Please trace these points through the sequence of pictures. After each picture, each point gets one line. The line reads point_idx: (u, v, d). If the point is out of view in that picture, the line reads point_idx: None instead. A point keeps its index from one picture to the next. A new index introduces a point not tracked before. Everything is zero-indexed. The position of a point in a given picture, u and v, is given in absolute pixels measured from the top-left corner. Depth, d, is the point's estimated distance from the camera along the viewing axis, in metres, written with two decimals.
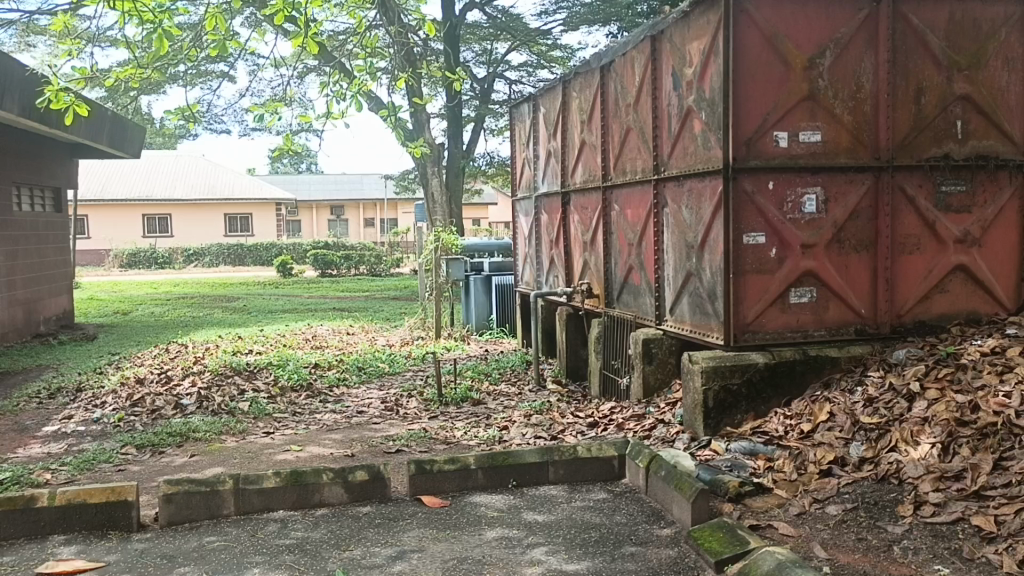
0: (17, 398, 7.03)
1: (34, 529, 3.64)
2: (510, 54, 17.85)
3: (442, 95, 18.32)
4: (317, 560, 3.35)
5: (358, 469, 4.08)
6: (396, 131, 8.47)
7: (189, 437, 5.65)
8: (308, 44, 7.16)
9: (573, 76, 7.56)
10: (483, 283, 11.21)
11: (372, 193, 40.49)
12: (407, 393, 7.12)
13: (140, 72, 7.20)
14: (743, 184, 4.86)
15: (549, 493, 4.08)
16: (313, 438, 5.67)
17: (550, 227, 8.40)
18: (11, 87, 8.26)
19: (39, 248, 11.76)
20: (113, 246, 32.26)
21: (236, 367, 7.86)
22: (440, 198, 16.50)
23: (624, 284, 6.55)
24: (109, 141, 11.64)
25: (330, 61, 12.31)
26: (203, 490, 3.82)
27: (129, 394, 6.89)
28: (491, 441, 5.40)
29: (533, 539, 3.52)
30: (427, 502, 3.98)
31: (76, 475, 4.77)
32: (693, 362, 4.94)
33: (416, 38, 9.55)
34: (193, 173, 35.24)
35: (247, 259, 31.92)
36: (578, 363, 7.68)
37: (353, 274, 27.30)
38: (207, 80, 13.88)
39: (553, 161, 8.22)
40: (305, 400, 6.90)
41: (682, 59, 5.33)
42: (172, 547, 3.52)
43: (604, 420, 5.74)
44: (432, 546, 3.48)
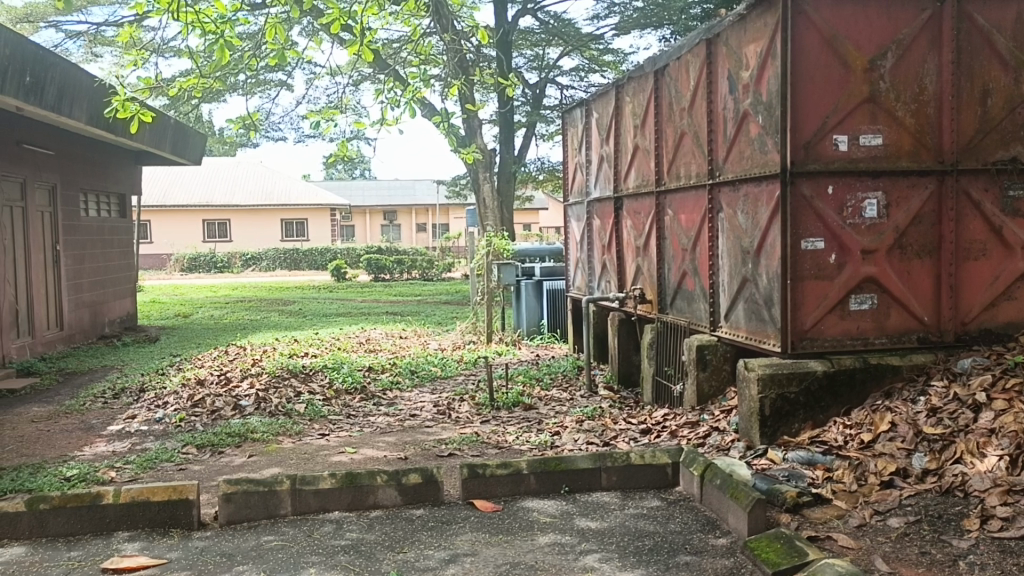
0: (84, 398, 7.26)
1: (101, 525, 3.76)
2: (562, 59, 17.86)
3: (494, 100, 18.41)
4: (372, 561, 3.39)
5: (411, 471, 4.12)
6: (449, 137, 8.53)
7: (248, 437, 5.76)
8: (364, 51, 7.26)
9: (626, 80, 7.52)
10: (534, 288, 11.23)
11: (425, 198, 40.86)
12: (459, 397, 7.15)
13: (202, 82, 7.39)
14: (801, 189, 4.78)
15: (602, 500, 4.06)
16: (367, 440, 5.75)
17: (602, 232, 8.37)
18: (81, 96, 8.56)
19: (105, 252, 12.13)
20: (174, 250, 33.17)
21: (293, 369, 8.01)
22: (492, 204, 16.55)
23: (678, 290, 6.49)
24: (171, 148, 11.96)
25: (385, 68, 12.47)
26: (261, 489, 3.91)
27: (190, 395, 7.08)
28: (543, 447, 5.39)
29: (586, 546, 3.50)
30: (480, 506, 3.99)
31: (140, 473, 4.90)
32: (749, 369, 4.86)
33: (469, 45, 9.62)
34: (252, 179, 36.00)
35: (302, 263, 32.45)
36: (630, 368, 7.62)
37: (405, 279, 27.53)
38: (265, 88, 14.20)
39: (605, 166, 8.19)
40: (359, 403, 7.00)
41: (738, 62, 5.27)
42: (230, 546, 3.59)
43: (657, 427, 5.69)
44: (485, 550, 3.49)
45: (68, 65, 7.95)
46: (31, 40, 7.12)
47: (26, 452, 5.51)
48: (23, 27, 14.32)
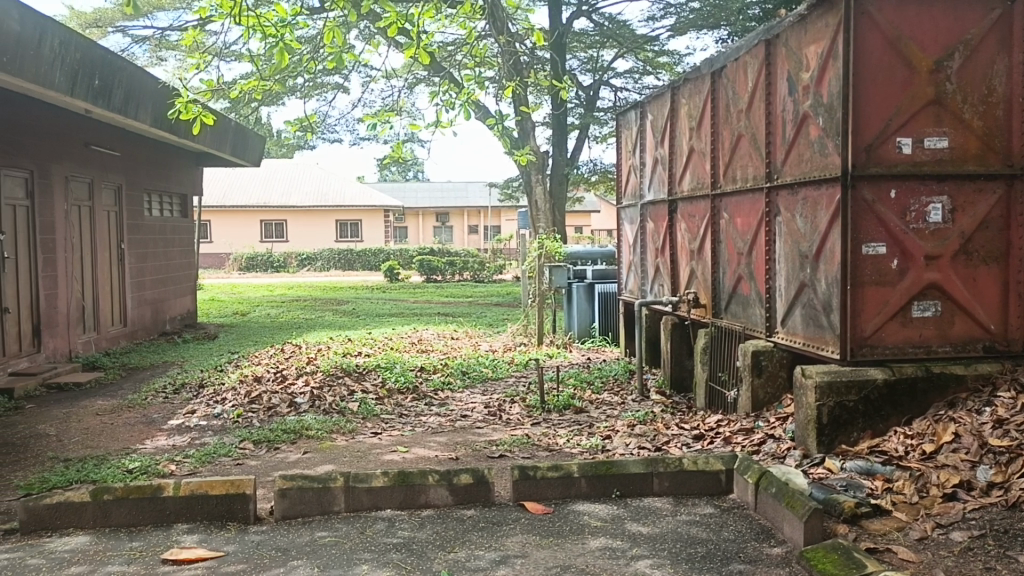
0: (146, 392, 7.47)
1: (161, 517, 3.86)
2: (617, 61, 17.79)
3: (548, 102, 18.42)
4: (423, 560, 3.41)
5: (463, 472, 4.14)
6: (503, 139, 8.55)
7: (302, 434, 5.86)
8: (420, 54, 7.32)
9: (683, 82, 7.45)
10: (586, 290, 11.21)
11: (477, 200, 41.06)
12: (510, 398, 7.16)
13: (262, 85, 7.54)
14: (862, 193, 4.67)
15: (654, 505, 4.02)
16: (419, 440, 5.80)
17: (656, 235, 8.30)
18: (146, 99, 8.81)
19: (167, 251, 12.46)
20: (232, 250, 33.93)
21: (347, 368, 8.11)
22: (544, 206, 16.54)
23: (733, 295, 6.40)
24: (231, 150, 12.22)
25: (440, 71, 12.56)
26: (315, 485, 3.97)
27: (247, 391, 7.23)
28: (594, 450, 5.37)
29: (638, 551, 3.47)
30: (531, 508, 3.99)
31: (198, 467, 5.01)
32: (806, 376, 4.77)
33: (523, 47, 9.62)
34: (308, 180, 36.58)
35: (356, 264, 32.88)
36: (682, 373, 7.53)
37: (457, 280, 27.67)
38: (322, 91, 14.41)
39: (660, 169, 8.12)
40: (411, 402, 7.06)
41: (798, 63, 5.18)
42: (285, 541, 3.65)
43: (711, 433, 5.62)
44: (535, 552, 3.49)
45: (134, 69, 8.18)
46: (101, 45, 7.36)
47: (91, 444, 5.69)
48: (93, 31, 14.79)
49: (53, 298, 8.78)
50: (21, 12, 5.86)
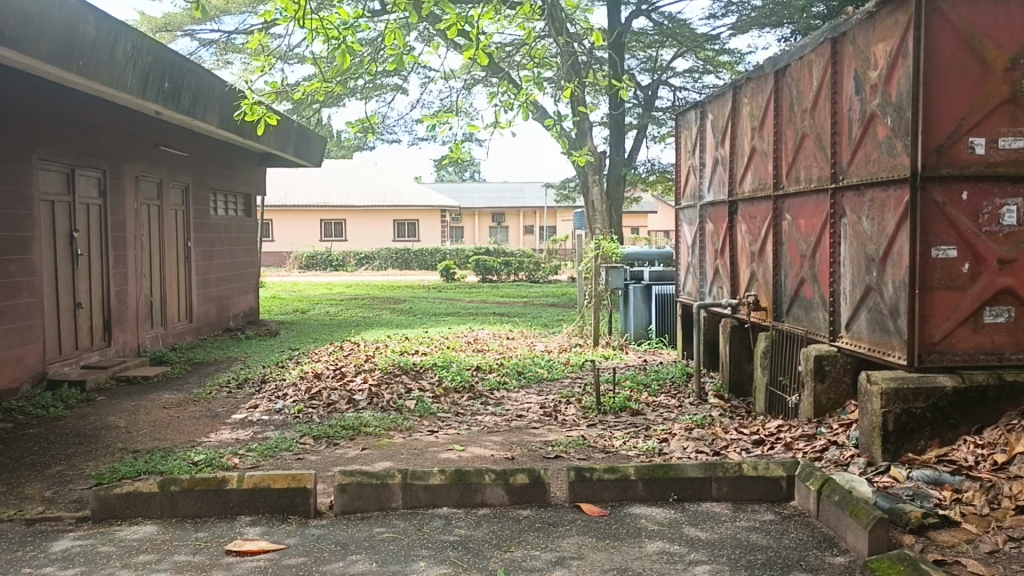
0: (210, 387, 7.67)
1: (225, 509, 3.96)
2: (676, 60, 17.63)
3: (605, 102, 18.34)
4: (479, 559, 3.43)
5: (519, 472, 4.14)
6: (561, 140, 8.54)
7: (361, 430, 5.95)
8: (479, 55, 7.35)
9: (745, 81, 7.34)
10: (642, 292, 11.05)
11: (533, 200, 41.09)
12: (566, 399, 7.15)
13: (325, 87, 7.66)
14: (932, 194, 4.53)
15: (712, 510, 3.97)
16: (475, 439, 5.83)
17: (715, 236, 8.18)
18: (213, 101, 9.04)
19: (231, 249, 12.76)
20: (293, 248, 34.59)
21: (404, 366, 8.21)
22: (601, 206, 16.46)
23: (795, 297, 6.28)
24: (294, 150, 12.46)
25: (498, 71, 12.59)
26: (374, 482, 4.02)
27: (307, 387, 7.36)
28: (651, 453, 5.32)
29: (696, 556, 3.43)
30: (587, 510, 3.98)
31: (260, 461, 5.13)
32: (871, 383, 4.65)
33: (582, 46, 9.60)
34: (367, 179, 37.08)
35: (413, 263, 33.19)
36: (741, 377, 7.41)
37: (512, 280, 27.73)
38: (382, 92, 14.60)
39: (720, 169, 8.02)
40: (467, 401, 7.10)
41: (866, 62, 5.05)
42: (344, 535, 3.71)
43: (771, 439, 5.52)
44: (591, 554, 3.47)
45: (202, 72, 8.40)
46: (171, 49, 7.58)
47: (159, 436, 5.86)
48: (163, 35, 15.24)
49: (123, 293, 9.08)
50: (97, 17, 6.06)
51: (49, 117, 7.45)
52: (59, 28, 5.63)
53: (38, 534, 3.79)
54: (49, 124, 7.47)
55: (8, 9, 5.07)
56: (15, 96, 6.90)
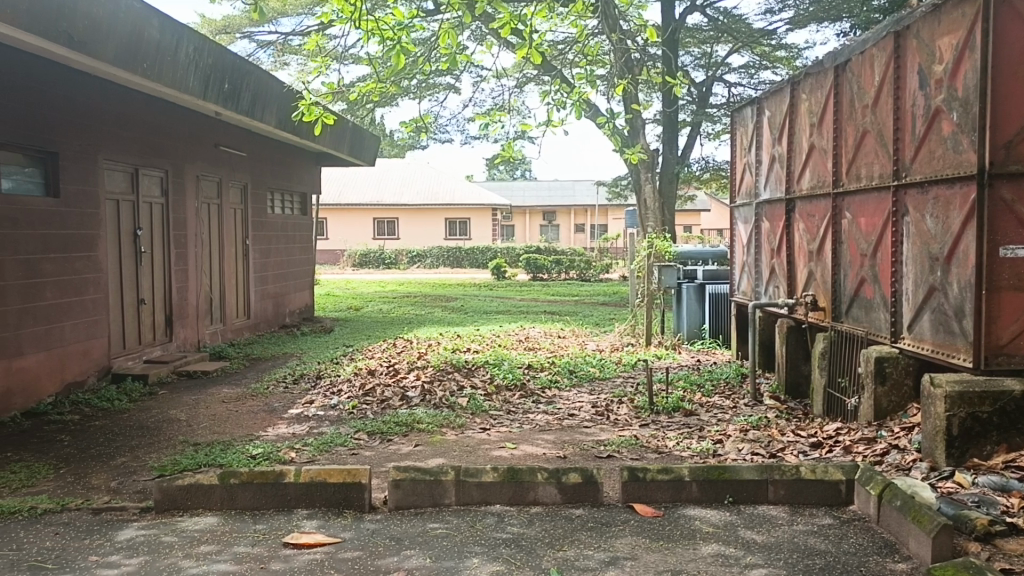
0: (268, 382, 7.83)
1: (283, 502, 4.04)
2: (731, 55, 17.39)
3: (659, 99, 18.20)
4: (532, 557, 3.43)
5: (572, 470, 4.13)
6: (613, 138, 8.48)
7: (414, 427, 6.00)
8: (531, 54, 7.34)
9: (803, 77, 7.19)
10: (696, 291, 10.93)
11: (584, 199, 40.93)
12: (618, 399, 7.11)
13: (380, 87, 7.73)
14: (1000, 192, 4.40)
15: (769, 513, 3.91)
16: (527, 437, 5.83)
17: (772, 235, 8.05)
18: (272, 102, 9.22)
19: (288, 247, 12.99)
20: (347, 247, 35.06)
21: (456, 364, 8.26)
22: (653, 205, 16.28)
23: (855, 297, 6.14)
24: (349, 150, 12.62)
25: (551, 69, 12.55)
26: (427, 478, 4.06)
27: (361, 384, 7.46)
28: (705, 455, 5.26)
29: (752, 559, 3.38)
30: (640, 510, 3.95)
31: (316, 455, 5.21)
32: (935, 386, 4.52)
33: (635, 43, 9.52)
34: (420, 177, 37.38)
35: (464, 262, 33.33)
36: (798, 378, 7.27)
37: (564, 279, 27.68)
38: (434, 91, 14.70)
39: (777, 167, 7.87)
40: (518, 400, 7.11)
41: (930, 56, 4.92)
42: (399, 530, 3.75)
43: (829, 442, 5.41)
44: (645, 555, 3.44)
45: (261, 73, 8.57)
46: (231, 53, 7.76)
47: (218, 430, 6.00)
48: (222, 37, 15.56)
49: (184, 290, 9.31)
50: (161, 20, 6.23)
51: (115, 119, 7.69)
52: (126, 32, 5.81)
53: (104, 522, 3.91)
54: (115, 126, 7.70)
55: (77, 14, 5.24)
56: (82, 98, 7.13)
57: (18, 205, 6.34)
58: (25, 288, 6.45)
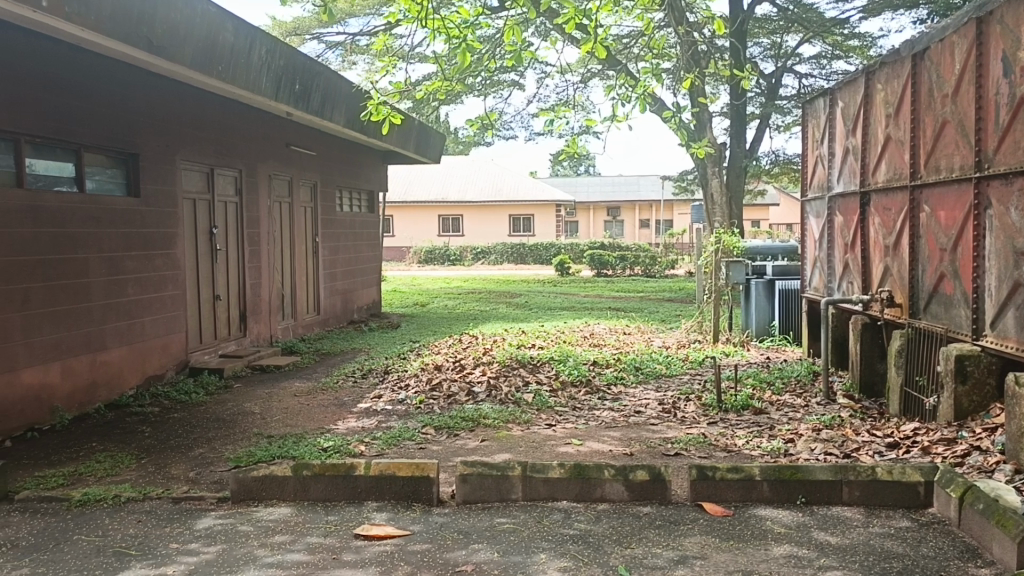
0: (337, 376, 7.99)
1: (353, 494, 4.11)
2: (802, 45, 16.99)
3: (727, 92, 17.91)
4: (600, 554, 3.42)
5: (639, 468, 4.10)
6: (680, 133, 8.37)
7: (480, 422, 6.04)
8: (597, 49, 7.29)
9: (878, 66, 6.98)
10: (765, 287, 10.71)
11: (649, 194, 40.55)
12: (685, 396, 7.03)
13: (446, 85, 7.78)
14: None
15: (843, 515, 3.81)
16: (593, 434, 5.81)
17: (846, 229, 7.84)
18: (340, 102, 9.38)
19: (356, 244, 13.20)
20: (412, 244, 35.53)
21: (522, 359, 8.29)
22: (720, 199, 15.99)
23: (933, 294, 5.94)
24: (415, 148, 12.75)
25: (616, 64, 12.46)
26: (494, 473, 4.08)
27: (428, 379, 7.55)
28: (777, 454, 5.15)
29: (826, 561, 3.31)
30: (709, 510, 3.90)
31: (385, 449, 5.29)
32: (1020, 385, 4.35)
33: (702, 36, 9.37)
34: (484, 173, 37.56)
35: (528, 258, 33.40)
36: (873, 377, 7.06)
37: (628, 275, 27.49)
38: (499, 88, 14.76)
39: (851, 159, 7.66)
40: (584, 396, 7.09)
41: (1016, 42, 4.72)
42: (467, 524, 3.78)
43: (907, 442, 5.25)
44: (715, 555, 3.40)
45: (330, 74, 8.73)
46: (302, 54, 7.92)
47: (291, 423, 6.15)
48: (292, 39, 15.91)
49: (257, 287, 9.56)
50: (235, 24, 6.40)
51: (191, 120, 7.93)
52: (202, 35, 5.98)
53: (183, 511, 4.04)
54: (192, 127, 7.94)
55: (156, 18, 5.42)
56: (161, 101, 7.37)
57: (101, 204, 6.59)
58: (108, 285, 6.72)
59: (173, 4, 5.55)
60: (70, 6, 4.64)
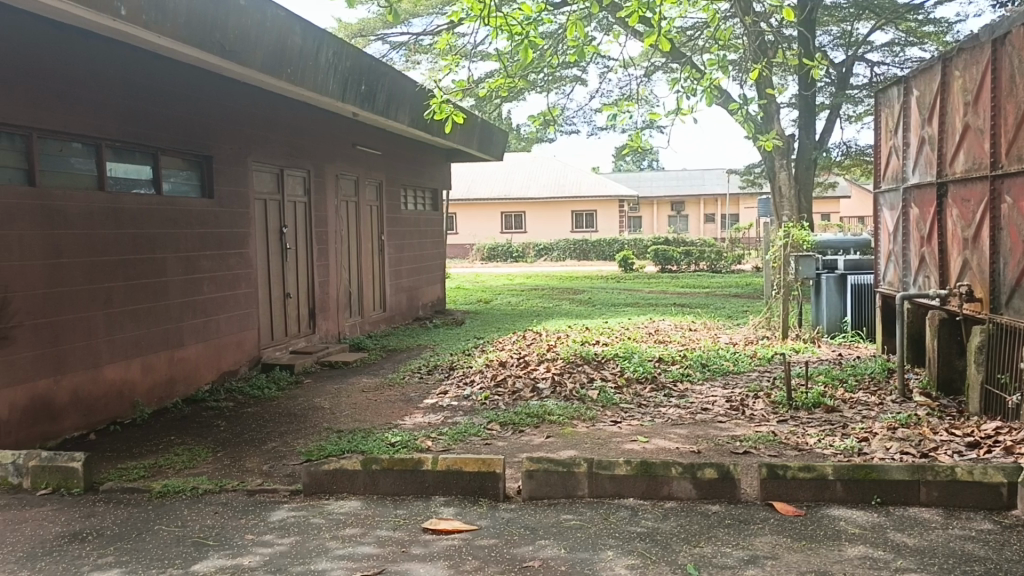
0: (404, 372, 8.10)
1: (421, 489, 4.17)
2: (874, 33, 16.53)
3: (795, 82, 17.53)
4: (668, 552, 3.39)
5: (707, 466, 4.05)
6: (747, 125, 8.21)
7: (545, 419, 6.05)
8: (660, 41, 7.19)
9: (956, 52, 6.73)
10: (836, 282, 10.43)
11: (714, 188, 39.96)
12: (754, 393, 6.91)
13: (509, 82, 7.79)
14: None
15: (921, 516, 3.70)
16: (659, 431, 5.76)
17: (922, 222, 7.59)
18: (404, 102, 9.48)
19: (420, 241, 13.35)
20: (476, 241, 35.75)
21: (586, 356, 8.26)
22: (789, 192, 15.66)
23: (1016, 288, 5.71)
24: (477, 145, 12.81)
25: (680, 56, 12.31)
26: (560, 469, 4.08)
27: (493, 375, 7.60)
28: (850, 453, 5.02)
29: (903, 563, 3.21)
30: (780, 509, 3.83)
31: (451, 444, 5.34)
32: None
33: (769, 25, 9.18)
34: (546, 170, 37.54)
35: (591, 254, 33.27)
36: (952, 374, 6.82)
37: (693, 270, 27.13)
38: (561, 83, 14.74)
39: (927, 149, 7.41)
40: (650, 393, 7.03)
41: None
42: (533, 520, 3.79)
43: (988, 442, 5.06)
44: (787, 555, 3.34)
45: (395, 74, 8.84)
46: (367, 55, 8.04)
47: (360, 418, 6.26)
48: (358, 41, 16.16)
49: (325, 285, 9.74)
50: (303, 27, 6.53)
51: (262, 122, 8.13)
52: (271, 39, 6.12)
53: (257, 503, 4.16)
54: (262, 129, 8.14)
55: (228, 23, 5.57)
56: (233, 104, 7.58)
57: (177, 205, 6.81)
58: (184, 284, 6.94)
59: (244, 8, 5.69)
60: (147, 14, 4.80)
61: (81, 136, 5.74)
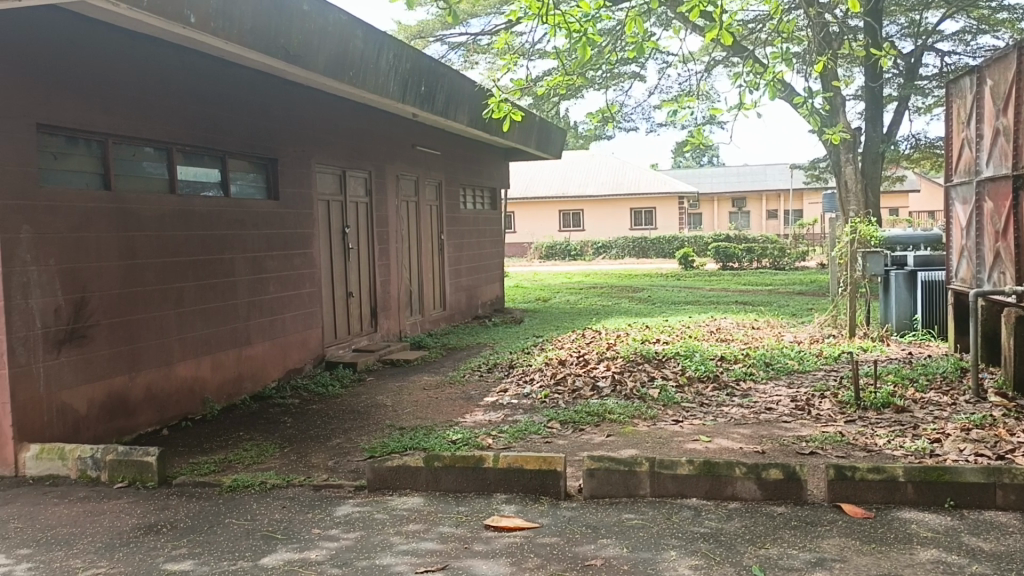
0: (465, 370, 8.15)
1: (483, 486, 4.20)
2: (944, 22, 16.04)
3: (861, 74, 17.11)
4: (732, 553, 3.35)
5: (772, 466, 3.98)
6: (812, 119, 8.03)
7: (605, 417, 6.03)
8: (721, 35, 7.09)
9: None
10: (905, 279, 10.12)
11: (777, 184, 39.21)
12: (820, 393, 6.76)
13: (568, 79, 7.77)
14: None
15: (997, 520, 3.58)
16: (721, 431, 5.68)
17: (996, 216, 7.32)
18: (464, 102, 9.54)
19: (479, 240, 13.42)
20: (534, 240, 35.77)
21: (647, 354, 8.19)
22: (855, 186, 15.29)
23: None
24: (536, 143, 12.82)
25: (741, 50, 12.12)
26: (622, 468, 4.06)
27: (553, 373, 7.60)
28: (921, 454, 4.88)
29: (978, 568, 3.12)
30: (849, 511, 3.74)
31: (512, 442, 5.36)
32: None
33: (834, 16, 8.95)
34: (604, 167, 37.34)
35: (650, 252, 32.98)
36: None
37: (756, 267, 26.67)
38: (619, 80, 14.64)
39: (1002, 140, 7.14)
40: (712, 392, 6.94)
41: None
42: (594, 519, 3.78)
43: None
44: (856, 558, 3.27)
45: (454, 74, 8.90)
46: (427, 56, 8.11)
47: (421, 415, 6.33)
48: (417, 42, 16.32)
49: (387, 284, 9.87)
50: (364, 31, 6.62)
51: (325, 125, 8.28)
52: (333, 43, 6.23)
53: (323, 498, 4.24)
54: (325, 131, 8.29)
55: (292, 29, 5.68)
56: (297, 107, 7.73)
57: (244, 207, 6.98)
58: (251, 283, 7.11)
59: (307, 14, 5.80)
60: (215, 21, 4.93)
61: (153, 141, 5.92)
